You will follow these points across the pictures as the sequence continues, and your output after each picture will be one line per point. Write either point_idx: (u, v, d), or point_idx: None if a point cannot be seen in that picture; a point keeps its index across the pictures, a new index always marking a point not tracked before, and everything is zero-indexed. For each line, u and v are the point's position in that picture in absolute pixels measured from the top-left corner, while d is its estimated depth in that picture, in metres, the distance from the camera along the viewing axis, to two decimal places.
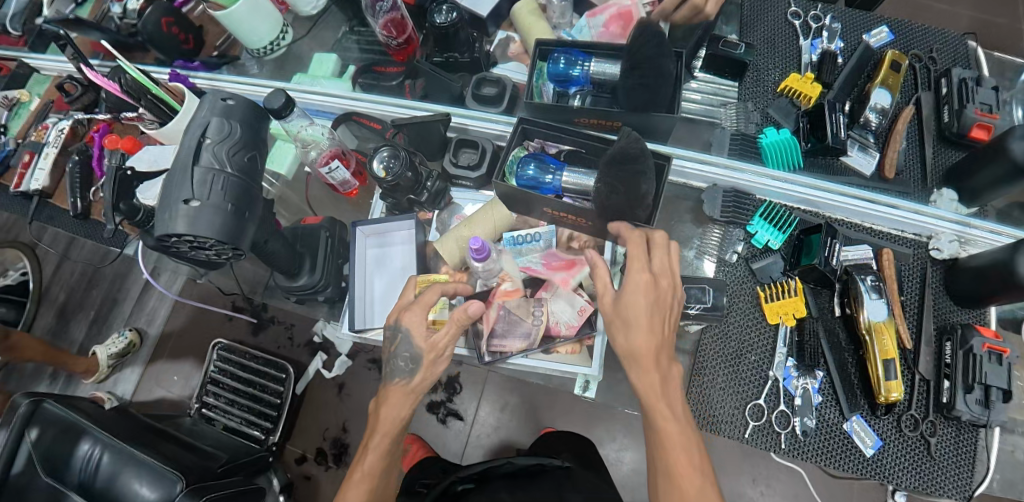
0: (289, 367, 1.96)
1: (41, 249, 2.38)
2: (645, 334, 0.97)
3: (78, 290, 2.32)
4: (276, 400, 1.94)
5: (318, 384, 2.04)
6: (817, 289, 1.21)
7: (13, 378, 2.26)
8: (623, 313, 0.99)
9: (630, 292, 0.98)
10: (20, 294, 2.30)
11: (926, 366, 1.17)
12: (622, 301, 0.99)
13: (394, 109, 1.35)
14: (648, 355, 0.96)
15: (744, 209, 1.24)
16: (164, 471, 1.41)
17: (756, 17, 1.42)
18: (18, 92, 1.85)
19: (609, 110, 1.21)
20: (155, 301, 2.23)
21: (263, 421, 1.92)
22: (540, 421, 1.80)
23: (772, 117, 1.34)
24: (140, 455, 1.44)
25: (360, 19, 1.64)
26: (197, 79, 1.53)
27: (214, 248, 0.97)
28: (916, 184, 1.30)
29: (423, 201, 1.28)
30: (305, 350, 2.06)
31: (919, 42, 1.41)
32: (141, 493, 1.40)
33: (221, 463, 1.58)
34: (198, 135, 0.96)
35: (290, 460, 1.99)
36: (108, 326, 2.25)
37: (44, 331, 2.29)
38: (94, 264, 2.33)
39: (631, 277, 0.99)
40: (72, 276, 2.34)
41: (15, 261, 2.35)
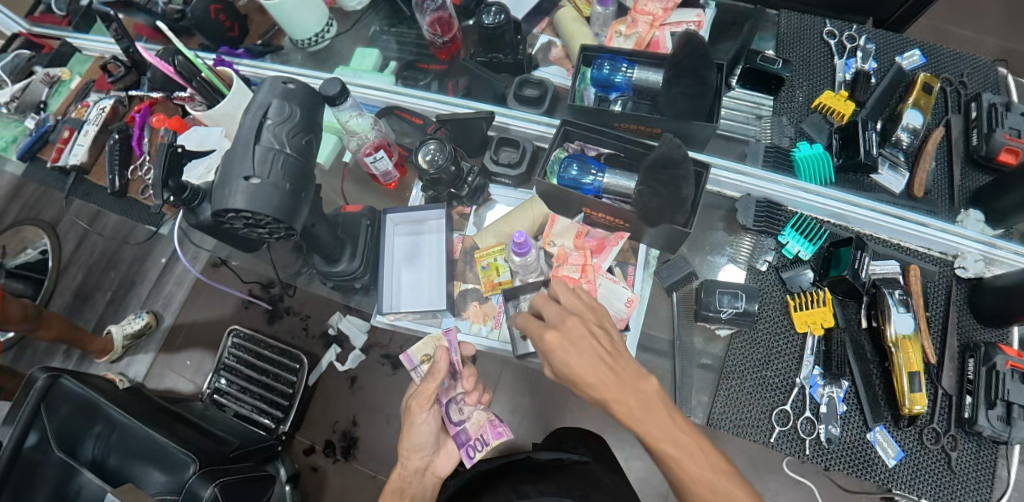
0: (304, 359, 1.99)
1: (61, 228, 2.42)
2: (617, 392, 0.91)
3: (95, 271, 2.35)
4: (288, 390, 1.95)
5: (331, 377, 2.06)
6: (844, 301, 1.24)
7: (25, 354, 2.28)
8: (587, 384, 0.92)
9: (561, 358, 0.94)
10: (39, 272, 2.33)
11: (949, 382, 1.19)
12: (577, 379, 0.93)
13: (436, 105, 1.39)
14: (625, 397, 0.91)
15: (776, 219, 1.28)
16: (178, 455, 1.43)
17: (793, 34, 1.45)
18: (60, 70, 1.89)
19: (650, 116, 1.23)
20: (172, 286, 2.27)
21: (274, 410, 1.93)
22: (550, 426, 1.82)
23: (806, 131, 1.37)
24: (156, 437, 1.45)
25: (391, 20, 1.68)
26: (241, 66, 1.58)
27: (268, 226, 1.00)
28: (943, 203, 1.33)
29: (463, 195, 1.31)
30: (319, 343, 2.09)
31: (951, 67, 1.45)
32: (156, 474, 1.42)
33: (234, 448, 1.60)
34: (260, 116, 0.99)
35: (299, 451, 2.00)
36: (124, 307, 2.28)
37: (59, 310, 2.31)
38: (115, 246, 2.37)
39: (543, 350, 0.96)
40: (90, 255, 2.37)
41: (35, 239, 2.39)
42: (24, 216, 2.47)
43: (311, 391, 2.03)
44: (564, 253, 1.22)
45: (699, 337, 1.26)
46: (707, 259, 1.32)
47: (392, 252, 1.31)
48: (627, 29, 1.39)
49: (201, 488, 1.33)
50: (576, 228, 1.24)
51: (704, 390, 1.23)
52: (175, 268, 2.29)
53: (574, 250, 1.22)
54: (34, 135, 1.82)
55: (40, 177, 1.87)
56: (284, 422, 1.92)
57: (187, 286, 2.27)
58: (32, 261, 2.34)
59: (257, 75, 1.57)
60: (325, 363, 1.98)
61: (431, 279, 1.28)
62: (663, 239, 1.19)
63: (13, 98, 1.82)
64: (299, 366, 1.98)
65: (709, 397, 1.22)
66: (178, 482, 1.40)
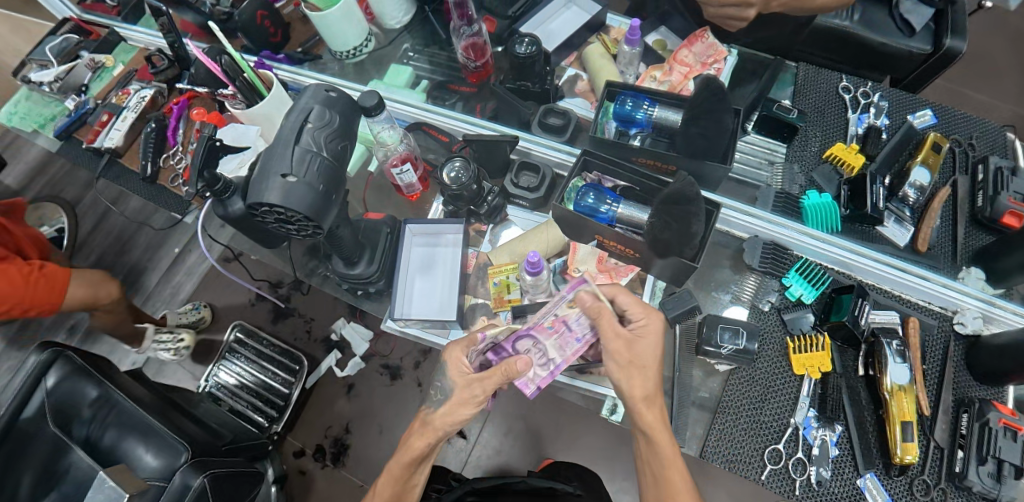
0: (304, 360, 2.02)
1: (79, 209, 2.51)
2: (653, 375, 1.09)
3: (109, 253, 2.42)
4: (284, 390, 2.00)
5: (328, 382, 2.09)
6: (843, 347, 1.27)
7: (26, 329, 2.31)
8: (638, 358, 1.08)
9: (647, 337, 1.09)
10: None
11: (942, 434, 1.21)
12: (638, 348, 1.08)
13: (463, 125, 1.46)
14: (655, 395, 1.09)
15: (782, 261, 1.32)
16: (172, 440, 1.43)
17: (809, 85, 1.52)
18: (104, 57, 1.93)
19: (666, 153, 1.29)
20: (182, 277, 2.33)
21: (269, 409, 1.96)
22: (542, 451, 1.84)
23: (816, 181, 1.42)
24: (151, 424, 1.45)
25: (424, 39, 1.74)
26: (281, 70, 1.65)
27: (297, 223, 1.06)
28: (946, 260, 1.37)
29: (482, 213, 1.36)
30: (321, 347, 2.14)
31: (961, 128, 1.50)
32: (145, 460, 1.42)
33: (225, 442, 1.61)
34: (301, 119, 1.07)
35: (288, 452, 2.01)
36: (132, 292, 2.34)
37: None
38: (131, 231, 2.44)
39: (652, 321, 1.11)
40: (106, 239, 2.45)
41: (52, 218, 2.46)
42: (46, 193, 2.54)
43: (306, 394, 2.06)
44: (590, 278, 1.30)
45: (698, 371, 1.29)
46: (711, 296, 1.36)
47: (407, 262, 1.35)
48: (662, 75, 1.46)
49: (191, 478, 1.35)
50: (597, 254, 1.31)
51: (699, 423, 1.25)
52: (187, 259, 2.36)
53: (599, 274, 1.30)
54: (72, 116, 1.86)
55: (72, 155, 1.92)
56: (277, 422, 1.95)
57: (196, 278, 2.33)
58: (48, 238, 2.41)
59: (294, 81, 1.64)
60: (324, 367, 2.03)
61: (444, 290, 1.32)
62: (670, 272, 1.24)
63: (58, 79, 1.89)
64: (299, 367, 2.01)
65: (704, 430, 1.24)
66: (165, 469, 1.40)
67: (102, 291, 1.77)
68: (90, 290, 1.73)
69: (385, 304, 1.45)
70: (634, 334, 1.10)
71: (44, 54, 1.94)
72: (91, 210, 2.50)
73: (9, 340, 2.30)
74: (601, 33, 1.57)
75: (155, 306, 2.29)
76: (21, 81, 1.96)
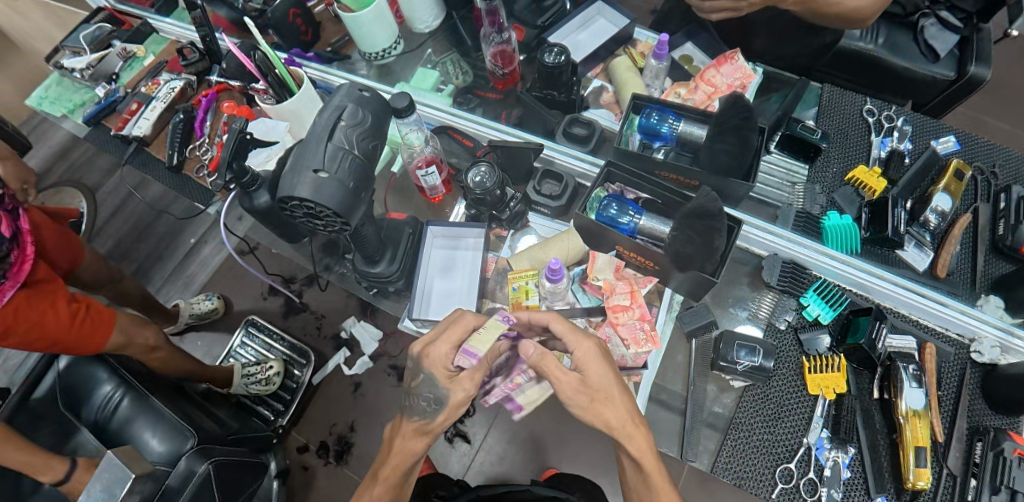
0: (309, 355, 2.07)
1: (99, 195, 2.54)
2: (622, 399, 1.01)
3: (126, 240, 2.45)
4: (292, 385, 2.03)
5: (335, 379, 2.09)
6: (858, 369, 1.27)
7: None
8: (596, 389, 1.00)
9: (592, 366, 1.01)
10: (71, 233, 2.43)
11: (955, 462, 1.21)
12: (590, 378, 1.00)
13: (488, 130, 1.48)
14: (632, 420, 1.02)
15: (800, 281, 1.33)
16: (179, 426, 1.44)
17: (833, 106, 1.54)
18: (136, 47, 1.97)
19: (690, 168, 1.30)
20: (196, 267, 2.36)
21: (276, 402, 2.00)
22: (545, 461, 1.83)
23: (837, 202, 1.42)
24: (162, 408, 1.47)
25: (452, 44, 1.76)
26: (310, 69, 1.70)
27: (325, 219, 1.07)
28: (965, 286, 1.36)
29: (504, 218, 1.38)
30: (330, 343, 2.14)
31: (983, 156, 1.50)
32: (152, 444, 1.43)
33: (231, 432, 1.62)
34: (335, 117, 1.09)
35: (292, 448, 2.01)
36: (147, 279, 2.36)
37: None
38: (149, 219, 2.47)
39: (584, 348, 1.02)
40: (124, 225, 2.48)
41: (72, 201, 2.50)
42: (68, 177, 2.58)
43: (313, 390, 2.08)
44: (610, 285, 1.28)
45: (712, 386, 1.30)
46: (728, 311, 1.36)
47: (427, 263, 1.37)
48: (686, 92, 1.47)
49: (197, 464, 1.35)
50: (615, 263, 1.30)
51: (711, 439, 1.26)
52: (203, 249, 2.38)
53: (618, 281, 1.28)
54: (103, 103, 1.88)
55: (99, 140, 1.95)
56: (283, 415, 1.98)
57: (210, 269, 2.35)
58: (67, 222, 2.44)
59: (324, 80, 1.69)
60: (332, 364, 2.05)
61: (462, 293, 1.34)
62: (689, 285, 1.24)
63: (89, 66, 1.91)
64: (305, 362, 2.07)
65: (716, 445, 1.25)
66: (172, 454, 1.41)
67: (141, 343, 1.50)
68: (133, 335, 1.47)
69: (400, 304, 1.46)
70: (582, 372, 1.01)
71: (77, 41, 1.98)
72: (111, 197, 2.54)
73: None
74: (628, 46, 1.58)
75: (168, 295, 2.31)
76: (53, 66, 2.00)
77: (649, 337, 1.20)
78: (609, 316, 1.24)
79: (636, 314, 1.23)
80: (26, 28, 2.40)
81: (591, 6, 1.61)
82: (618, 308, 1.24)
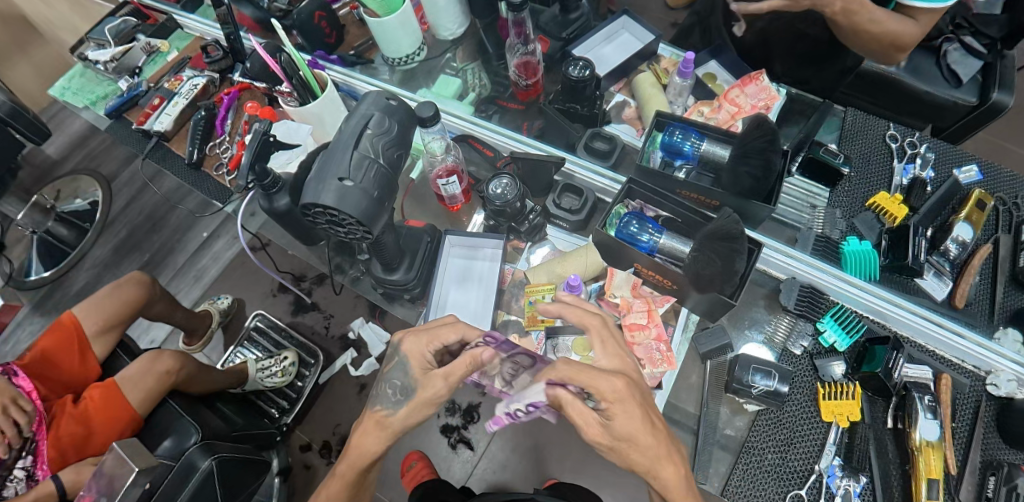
0: (320, 355, 2.07)
1: (115, 185, 2.56)
2: (651, 436, 0.97)
3: (139, 231, 2.46)
4: (298, 383, 2.03)
5: (342, 380, 2.10)
6: (873, 398, 1.26)
7: (51, 295, 2.36)
8: (624, 434, 0.95)
9: (620, 410, 0.95)
10: (85, 221, 2.45)
11: (966, 496, 1.20)
12: (617, 423, 0.95)
13: (508, 141, 1.48)
14: (662, 454, 0.98)
15: (817, 307, 1.32)
16: (184, 421, 1.47)
17: (856, 132, 1.53)
18: (160, 42, 1.98)
19: (711, 189, 1.30)
20: (207, 261, 2.37)
21: (281, 401, 2.01)
22: (546, 472, 1.82)
23: (857, 227, 1.41)
24: (177, 410, 1.50)
25: (474, 51, 1.76)
26: (332, 70, 1.69)
27: (348, 226, 1.07)
28: (983, 318, 1.35)
29: (522, 230, 1.38)
30: (337, 343, 2.16)
31: (1005, 187, 1.49)
32: (162, 444, 1.45)
33: (236, 428, 1.62)
34: (362, 125, 1.10)
35: (295, 446, 2.02)
36: (158, 271, 2.38)
37: (96, 261, 2.42)
38: (162, 211, 2.49)
39: (612, 389, 0.96)
40: (138, 216, 2.49)
41: (87, 190, 2.52)
42: (84, 165, 2.61)
43: (318, 390, 2.08)
44: (627, 303, 1.29)
45: (725, 408, 1.30)
46: (743, 332, 1.36)
47: (444, 273, 1.37)
48: (710, 111, 1.46)
49: (200, 459, 1.35)
50: (632, 280, 1.30)
51: (722, 462, 1.26)
52: (215, 244, 2.39)
53: (635, 298, 1.29)
54: (125, 96, 1.90)
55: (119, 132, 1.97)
56: (288, 413, 1.99)
57: (222, 263, 2.36)
58: (81, 210, 2.46)
59: (346, 83, 1.67)
60: (340, 364, 2.05)
61: (479, 306, 1.33)
62: (705, 306, 1.24)
63: (113, 59, 1.94)
64: (314, 361, 2.07)
65: (727, 468, 1.25)
66: (173, 449, 1.44)
67: (153, 376, 1.53)
68: (143, 381, 1.51)
69: (413, 311, 1.46)
70: (605, 417, 0.96)
71: (102, 33, 2.00)
72: (126, 187, 2.56)
73: (33, 305, 2.34)
74: (652, 62, 1.58)
75: (178, 287, 2.33)
76: (77, 58, 2.02)
77: (662, 357, 1.23)
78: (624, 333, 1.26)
79: (651, 333, 1.25)
80: (50, 18, 2.42)
81: (616, 20, 1.61)
82: (634, 326, 1.26)
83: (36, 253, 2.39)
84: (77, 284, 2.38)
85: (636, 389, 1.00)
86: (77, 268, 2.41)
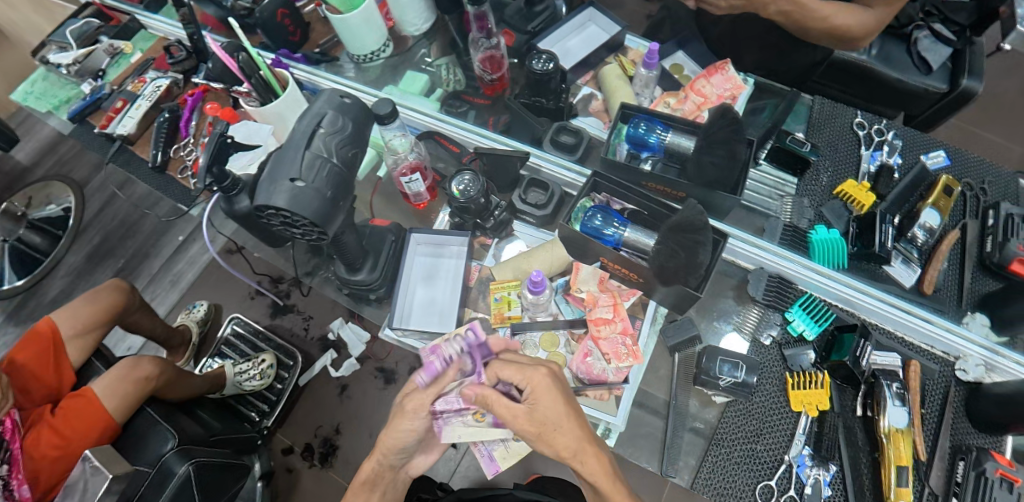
0: (298, 356, 2.04)
1: (87, 190, 2.52)
2: (574, 424, 0.99)
3: (112, 237, 2.42)
4: (277, 385, 2.00)
5: (321, 381, 2.07)
6: (842, 386, 1.26)
7: (26, 304, 2.32)
8: (546, 418, 0.98)
9: (542, 395, 0.99)
10: (57, 228, 2.41)
11: (936, 481, 1.19)
12: (539, 407, 0.98)
13: (474, 137, 1.47)
14: (586, 444, 1.00)
15: (785, 296, 1.32)
16: (160, 427, 1.43)
17: (824, 121, 1.52)
18: (124, 43, 1.94)
19: (677, 180, 1.28)
20: (183, 265, 2.33)
21: (261, 404, 1.98)
22: (529, 467, 1.81)
23: (825, 216, 1.41)
24: (155, 417, 1.46)
25: (442, 46, 1.73)
26: (297, 69, 1.68)
27: (302, 228, 1.05)
28: (951, 304, 1.35)
29: (488, 226, 1.35)
30: (316, 344, 2.12)
31: (973, 173, 1.49)
32: (138, 453, 1.41)
33: (213, 433, 1.59)
34: (314, 124, 1.08)
35: (277, 449, 1.99)
36: (133, 277, 2.34)
37: (70, 268, 2.38)
38: (135, 217, 2.45)
39: (535, 376, 1.00)
40: (111, 221, 2.45)
41: (59, 196, 2.47)
42: (55, 172, 2.55)
43: (298, 392, 2.06)
44: (593, 297, 1.27)
45: (695, 400, 1.29)
46: (712, 324, 1.35)
47: (409, 272, 1.36)
48: (675, 103, 1.45)
49: (177, 465, 1.34)
50: (598, 274, 1.29)
51: (693, 453, 1.25)
52: (191, 248, 2.35)
53: (602, 293, 1.27)
54: (88, 99, 1.86)
55: (84, 138, 1.93)
56: (268, 416, 1.96)
57: (198, 267, 2.32)
58: (53, 217, 2.41)
59: (310, 81, 1.67)
60: (317, 366, 2.03)
61: (446, 303, 1.32)
62: (673, 298, 1.23)
63: (76, 62, 1.90)
64: (293, 363, 2.04)
65: (697, 461, 1.24)
66: (154, 455, 1.39)
67: (130, 383, 1.50)
68: (118, 388, 1.48)
69: (382, 311, 1.44)
70: (529, 402, 0.99)
71: (65, 36, 1.95)
72: (99, 193, 2.51)
73: (7, 315, 2.31)
74: (619, 53, 1.57)
75: (154, 293, 2.29)
76: (39, 61, 1.97)
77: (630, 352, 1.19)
78: (590, 328, 1.23)
79: (618, 327, 1.22)
80: (16, 20, 2.38)
81: (583, 13, 1.60)
82: (600, 321, 1.23)
83: (8, 262, 2.34)
84: (52, 292, 2.34)
85: (560, 382, 1.04)
86: (51, 276, 2.36)
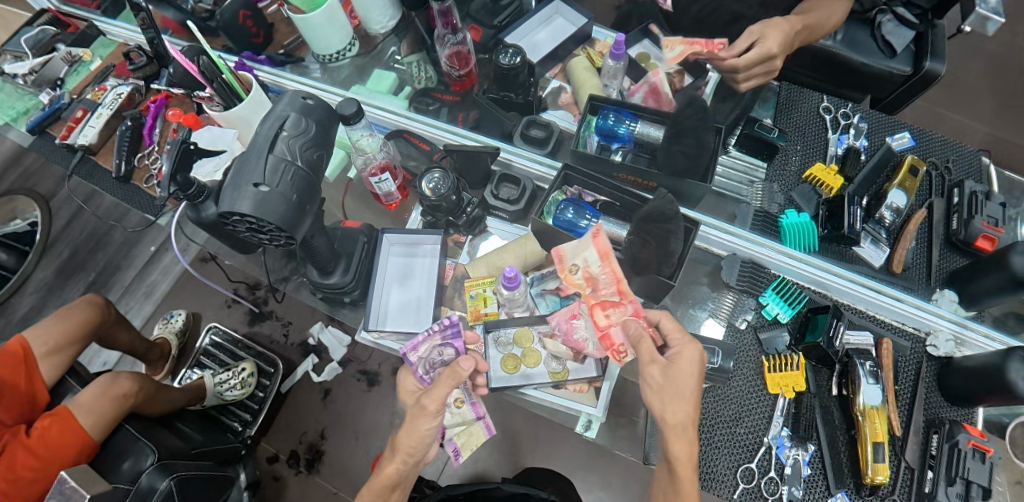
0: (280, 363, 2.01)
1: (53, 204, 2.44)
2: (691, 384, 1.04)
3: (82, 251, 2.35)
4: (260, 393, 1.98)
5: (303, 387, 2.04)
6: (817, 367, 1.27)
7: None
8: (672, 377, 1.04)
9: (679, 362, 1.05)
10: (24, 244, 2.33)
11: (912, 455, 1.21)
12: (673, 368, 1.05)
13: (444, 134, 1.46)
14: (689, 402, 1.03)
15: (758, 280, 1.33)
16: (137, 441, 1.41)
17: (791, 106, 1.54)
18: (82, 50, 1.88)
19: (647, 170, 1.29)
20: (157, 276, 2.28)
21: (243, 413, 1.95)
22: (518, 461, 1.81)
23: (795, 200, 1.43)
24: (134, 433, 1.44)
25: (410, 43, 1.71)
26: (260, 72, 1.64)
27: (270, 233, 1.03)
28: (920, 282, 1.37)
29: (460, 224, 1.35)
30: (297, 350, 2.09)
31: (938, 152, 1.52)
32: (121, 468, 1.38)
33: (194, 446, 1.56)
34: (276, 127, 1.05)
35: (262, 458, 1.96)
36: (105, 290, 2.27)
37: (39, 284, 2.31)
38: (104, 228, 2.38)
39: (683, 348, 1.07)
40: (79, 234, 2.38)
41: (24, 211, 2.40)
42: (18, 186, 2.47)
43: (281, 399, 2.03)
44: (593, 277, 1.14)
45: None
46: (688, 313, 1.35)
47: (383, 273, 1.34)
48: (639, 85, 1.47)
49: (158, 481, 1.31)
50: (597, 248, 1.14)
51: None
52: (163, 258, 2.30)
53: (602, 272, 1.13)
54: (47, 110, 1.80)
55: (45, 149, 1.87)
56: (251, 425, 1.93)
57: (172, 278, 2.27)
58: (18, 232, 2.34)
59: (275, 84, 1.61)
60: (298, 373, 2.01)
61: (420, 304, 1.31)
62: (648, 288, 1.23)
63: (32, 72, 1.84)
64: (274, 370, 2.01)
65: None
66: (132, 471, 1.37)
67: (108, 400, 1.45)
68: (96, 405, 1.43)
69: (359, 314, 1.42)
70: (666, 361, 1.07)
71: (20, 45, 1.89)
72: (65, 205, 2.44)
73: None
74: (587, 45, 1.57)
75: (127, 306, 2.24)
76: None
77: (639, 335, 1.07)
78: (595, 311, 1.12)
79: (628, 310, 1.11)
80: None
81: (549, 5, 1.59)
82: (607, 304, 1.12)
83: None
84: (21, 310, 2.27)
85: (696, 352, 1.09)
86: (20, 293, 2.29)
